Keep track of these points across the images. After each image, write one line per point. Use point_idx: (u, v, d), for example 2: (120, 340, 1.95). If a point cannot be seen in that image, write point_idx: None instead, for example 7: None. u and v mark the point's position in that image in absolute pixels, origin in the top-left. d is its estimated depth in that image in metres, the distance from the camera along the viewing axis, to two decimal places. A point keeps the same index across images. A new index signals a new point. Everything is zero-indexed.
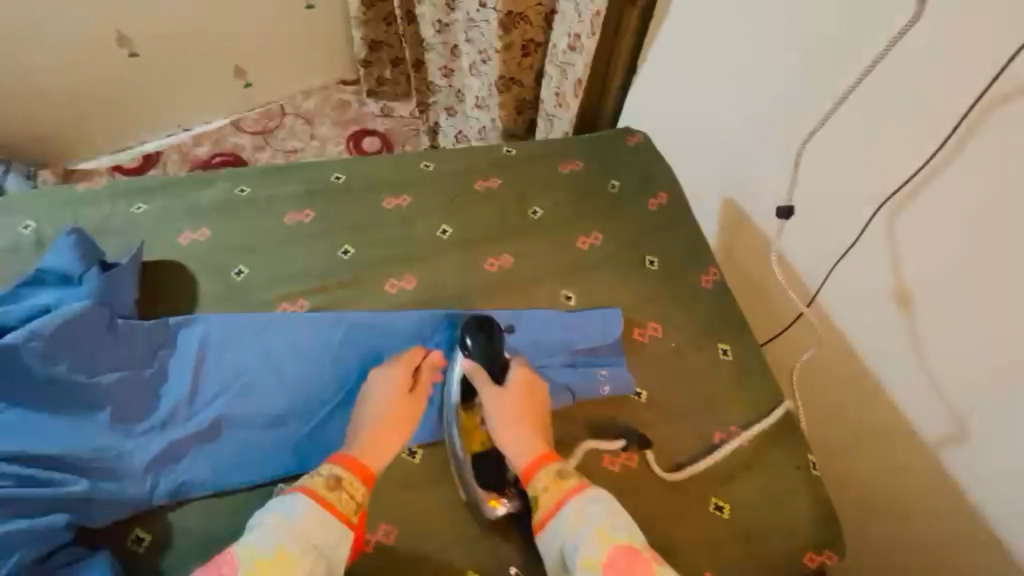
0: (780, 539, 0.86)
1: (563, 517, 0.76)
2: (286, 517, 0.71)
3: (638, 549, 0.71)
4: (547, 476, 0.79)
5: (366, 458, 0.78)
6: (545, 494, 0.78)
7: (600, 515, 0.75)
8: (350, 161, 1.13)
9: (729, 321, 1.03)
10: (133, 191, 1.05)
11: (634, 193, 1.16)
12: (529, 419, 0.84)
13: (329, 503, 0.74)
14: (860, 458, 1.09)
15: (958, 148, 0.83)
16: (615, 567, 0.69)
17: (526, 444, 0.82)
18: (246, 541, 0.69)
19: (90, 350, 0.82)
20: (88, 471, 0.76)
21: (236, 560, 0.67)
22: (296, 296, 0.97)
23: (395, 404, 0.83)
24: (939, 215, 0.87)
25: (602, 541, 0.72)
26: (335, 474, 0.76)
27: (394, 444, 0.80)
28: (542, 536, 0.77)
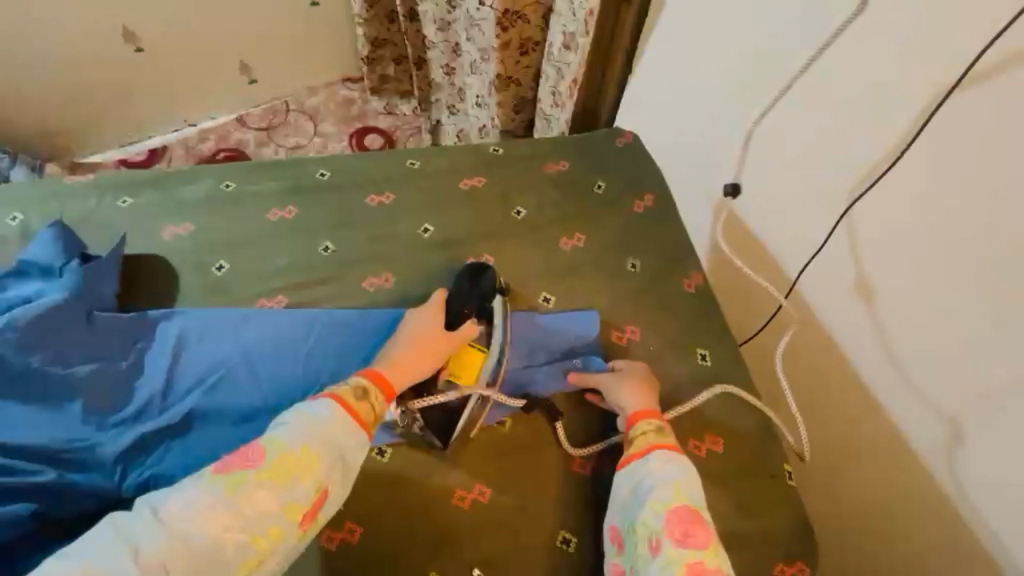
0: (759, 546, 0.84)
1: (646, 461, 0.79)
2: (313, 417, 0.72)
3: (705, 517, 0.73)
4: (651, 425, 0.83)
5: (389, 375, 0.82)
6: (641, 437, 0.82)
7: (680, 474, 0.76)
8: (334, 159, 1.13)
9: (712, 327, 1.02)
10: (120, 185, 1.06)
11: (620, 194, 1.14)
12: (652, 396, 0.87)
13: (352, 409, 0.75)
14: (857, 471, 1.06)
15: (927, 155, 0.83)
16: (676, 520, 0.72)
17: (638, 401, 0.86)
18: (272, 435, 0.70)
19: (68, 341, 0.82)
20: (59, 462, 0.75)
21: (260, 455, 0.67)
22: (275, 292, 0.98)
23: (427, 343, 0.86)
24: (899, 223, 0.89)
25: (675, 494, 0.74)
26: (362, 386, 0.78)
27: (416, 371, 0.84)
28: (624, 470, 0.81)
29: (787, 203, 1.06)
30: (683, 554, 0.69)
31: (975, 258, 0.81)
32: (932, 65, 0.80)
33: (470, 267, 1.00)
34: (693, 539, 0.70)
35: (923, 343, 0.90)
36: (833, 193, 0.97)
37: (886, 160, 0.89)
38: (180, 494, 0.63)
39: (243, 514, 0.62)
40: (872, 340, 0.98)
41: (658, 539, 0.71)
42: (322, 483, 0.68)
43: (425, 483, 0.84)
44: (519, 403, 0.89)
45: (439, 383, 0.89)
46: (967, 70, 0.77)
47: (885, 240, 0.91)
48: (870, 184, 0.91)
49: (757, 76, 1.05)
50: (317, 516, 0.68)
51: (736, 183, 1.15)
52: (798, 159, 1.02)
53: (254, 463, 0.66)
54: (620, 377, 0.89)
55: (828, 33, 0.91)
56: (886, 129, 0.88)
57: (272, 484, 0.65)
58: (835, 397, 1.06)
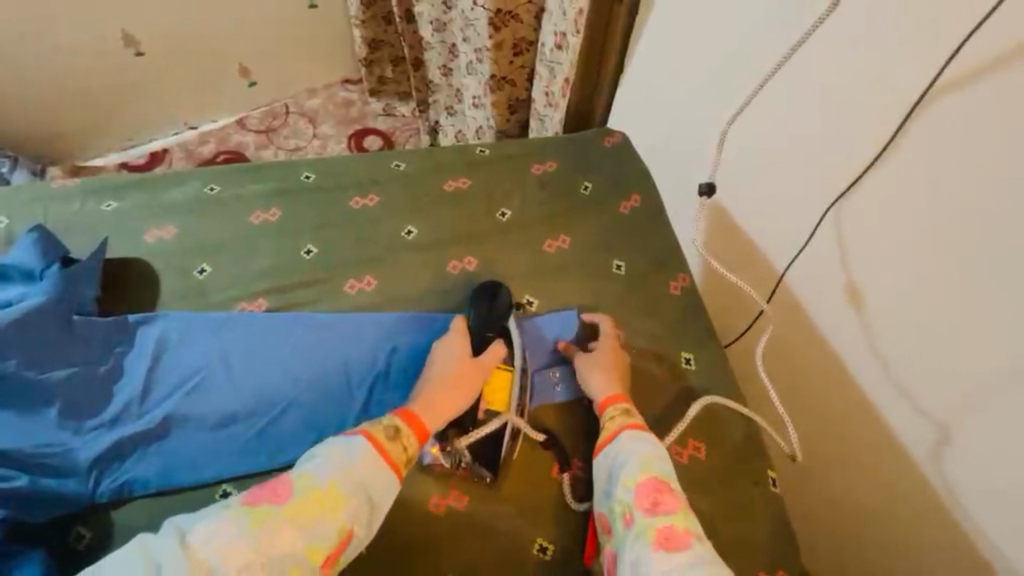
0: (741, 552, 0.82)
1: (614, 441, 0.79)
2: (344, 455, 0.70)
3: (672, 484, 0.73)
4: (619, 410, 0.82)
5: (420, 413, 0.79)
6: (610, 422, 0.81)
7: (645, 448, 0.76)
8: (320, 161, 1.13)
9: (699, 329, 1.00)
10: (106, 188, 1.06)
11: (608, 194, 1.13)
12: (621, 375, 0.88)
13: (383, 448, 0.73)
14: (850, 477, 1.03)
15: (916, 151, 0.81)
16: (644, 491, 0.72)
17: (608, 386, 0.86)
18: (302, 470, 0.69)
19: (44, 346, 0.82)
20: (30, 467, 0.76)
21: (289, 489, 0.67)
22: (255, 295, 0.97)
23: (460, 375, 0.84)
24: (881, 219, 0.87)
25: (642, 467, 0.74)
26: (393, 425, 0.75)
27: (451, 406, 0.82)
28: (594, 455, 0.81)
29: (779, 203, 1.03)
30: (652, 523, 0.69)
31: (954, 260, 0.80)
32: (924, 62, 0.78)
33: (484, 286, 0.97)
34: (661, 506, 0.70)
35: (914, 344, 0.87)
36: (825, 191, 0.95)
37: (874, 159, 0.87)
38: (208, 519, 0.63)
39: (267, 552, 0.61)
40: (866, 342, 0.95)
41: (630, 512, 0.71)
42: (345, 525, 0.66)
43: (403, 488, 0.83)
44: (541, 437, 0.87)
45: (479, 415, 0.87)
46: (938, 76, 0.76)
47: (865, 237, 0.90)
48: (852, 184, 0.90)
49: (745, 76, 1.03)
50: (337, 558, 0.66)
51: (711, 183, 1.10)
52: (791, 159, 0.99)
53: (283, 497, 0.66)
54: (595, 359, 0.89)
55: (818, 29, 0.88)
56: (878, 128, 0.85)
57: (299, 520, 0.64)
58: (828, 399, 1.04)
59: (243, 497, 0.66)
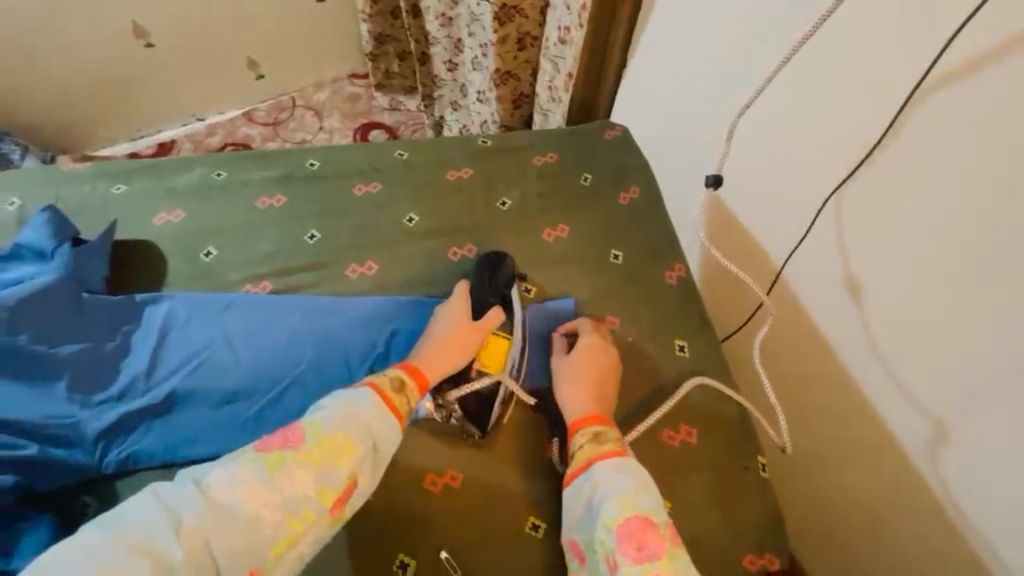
0: (732, 533, 0.84)
1: (590, 472, 0.76)
2: (353, 405, 0.72)
3: (658, 522, 0.69)
4: (587, 435, 0.80)
5: (423, 367, 0.82)
6: (580, 451, 0.79)
7: (625, 483, 0.73)
8: (324, 149, 1.15)
9: (696, 319, 1.01)
10: (115, 173, 1.09)
11: (608, 186, 1.14)
12: (600, 380, 0.87)
13: (391, 402, 0.75)
14: (842, 467, 1.05)
15: (909, 145, 0.82)
16: (628, 533, 0.68)
17: (580, 406, 0.84)
18: (312, 418, 0.70)
19: (55, 323, 0.85)
20: (39, 437, 0.78)
21: (301, 436, 0.68)
22: (260, 277, 1.00)
23: (458, 337, 0.87)
24: (875, 210, 0.89)
25: (623, 506, 0.71)
26: (399, 378, 0.78)
27: (448, 364, 0.84)
28: (569, 486, 0.78)
29: (778, 195, 1.05)
30: (638, 570, 0.65)
31: (948, 250, 0.81)
32: (923, 57, 0.78)
33: (487, 257, 1.00)
34: (647, 550, 0.66)
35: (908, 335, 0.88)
36: (820, 186, 0.97)
37: (867, 155, 0.89)
38: (224, 464, 0.65)
39: (281, 492, 0.63)
40: (860, 332, 0.96)
41: (614, 557, 0.68)
42: (355, 471, 0.68)
43: (399, 465, 0.85)
44: (531, 400, 0.89)
45: (471, 373, 0.90)
46: (936, 70, 0.77)
47: (858, 228, 0.92)
48: (846, 177, 0.92)
49: (748, 70, 1.04)
50: (345, 503, 0.68)
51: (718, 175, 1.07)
52: (788, 156, 1.01)
53: (296, 443, 0.67)
54: (569, 370, 0.88)
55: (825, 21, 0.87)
56: (875, 122, 0.86)
57: (310, 466, 0.66)
58: (823, 389, 1.05)
59: (256, 443, 0.68)
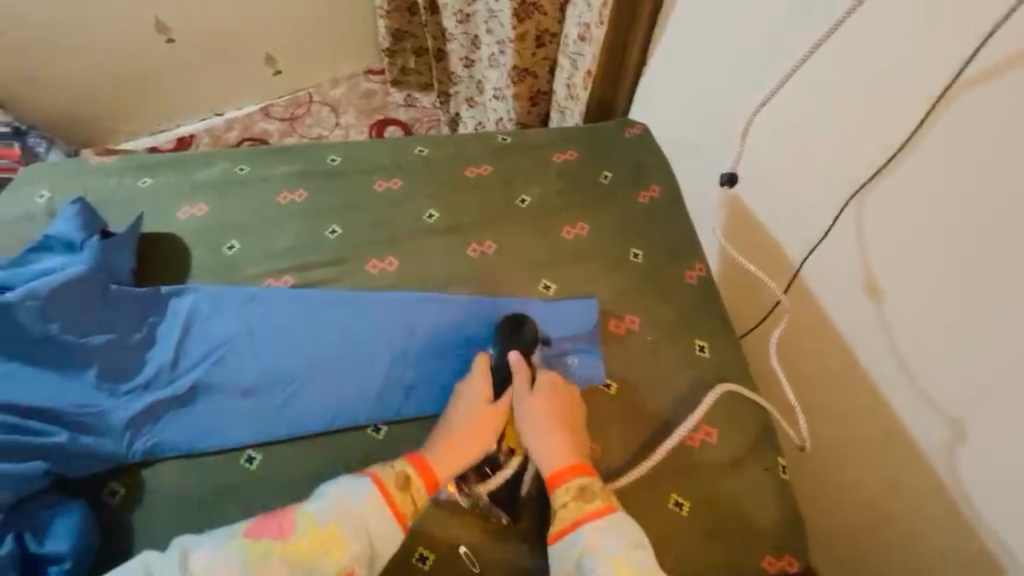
0: (750, 536, 0.83)
1: (580, 536, 0.73)
2: (350, 497, 0.72)
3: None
4: (570, 491, 0.76)
5: (433, 463, 0.78)
6: (564, 510, 0.76)
7: (618, 546, 0.71)
8: (345, 145, 1.16)
9: (716, 318, 1.00)
10: (141, 167, 1.10)
11: (627, 184, 1.14)
12: (563, 419, 0.82)
13: (393, 499, 0.74)
14: (858, 473, 1.04)
15: (935, 144, 0.81)
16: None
17: (554, 456, 0.79)
18: (307, 506, 0.72)
19: (83, 313, 0.86)
20: (70, 425, 0.80)
21: (294, 525, 0.70)
22: (283, 272, 1.00)
23: (478, 427, 0.81)
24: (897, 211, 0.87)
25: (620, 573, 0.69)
26: (405, 473, 0.76)
27: (466, 458, 0.79)
28: (556, 551, 0.74)
29: (798, 196, 1.03)
30: None
31: (971, 246, 0.79)
32: (951, 55, 0.76)
33: (508, 321, 0.90)
34: None
35: (928, 338, 0.87)
36: (840, 187, 0.96)
37: (887, 156, 0.87)
38: (214, 545, 0.67)
39: None
40: (880, 337, 0.95)
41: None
42: (347, 565, 0.69)
43: None
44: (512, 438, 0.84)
45: (500, 457, 0.84)
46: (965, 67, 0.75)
47: (880, 229, 0.91)
48: (867, 178, 0.91)
49: (764, 67, 1.03)
50: None
51: (733, 172, 1.14)
52: (809, 156, 1.00)
53: (287, 533, 0.69)
54: (527, 416, 0.82)
55: (847, 18, 0.87)
56: (898, 123, 0.85)
57: (299, 559, 0.68)
58: (842, 392, 1.03)
59: (250, 524, 0.70)
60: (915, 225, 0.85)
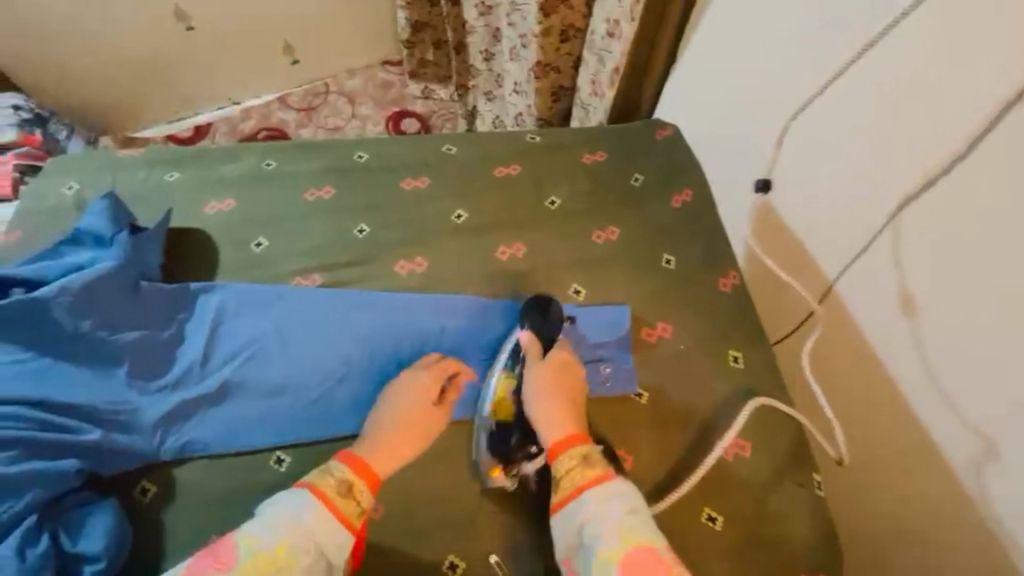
0: (783, 554, 0.82)
1: (583, 502, 0.74)
2: (295, 516, 0.69)
3: (660, 550, 0.68)
4: (574, 458, 0.78)
5: (371, 463, 0.77)
6: (566, 477, 0.77)
7: (621, 511, 0.72)
8: (373, 142, 1.14)
9: (747, 327, 0.99)
10: (168, 159, 1.10)
11: (658, 187, 1.12)
12: (567, 390, 0.85)
13: (336, 508, 0.72)
14: (884, 485, 1.02)
15: (986, 158, 0.77)
16: (631, 567, 0.66)
17: (559, 423, 0.81)
18: (249, 531, 0.67)
19: (113, 308, 0.86)
20: (102, 422, 0.80)
21: (234, 554, 0.65)
22: (310, 270, 1.00)
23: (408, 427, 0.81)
24: (941, 228, 0.84)
25: (623, 538, 0.69)
26: (347, 480, 0.74)
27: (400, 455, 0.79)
28: (560, 521, 0.75)
29: (832, 203, 1.01)
30: None
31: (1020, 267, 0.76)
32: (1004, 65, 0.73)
33: (535, 301, 0.94)
34: None
35: (967, 358, 0.83)
36: (877, 196, 0.93)
37: (930, 169, 0.84)
38: None
39: None
40: (914, 352, 0.92)
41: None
42: None
43: (452, 468, 0.85)
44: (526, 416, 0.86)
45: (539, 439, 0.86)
46: None
47: (921, 244, 0.87)
48: (909, 197, 0.88)
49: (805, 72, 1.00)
50: None
51: (767, 180, 1.12)
52: (847, 164, 0.97)
53: (229, 563, 0.64)
54: (533, 385, 0.85)
55: (899, 22, 0.84)
56: (947, 135, 0.81)
57: None
58: (872, 406, 1.01)
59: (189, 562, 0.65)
60: (961, 241, 0.82)
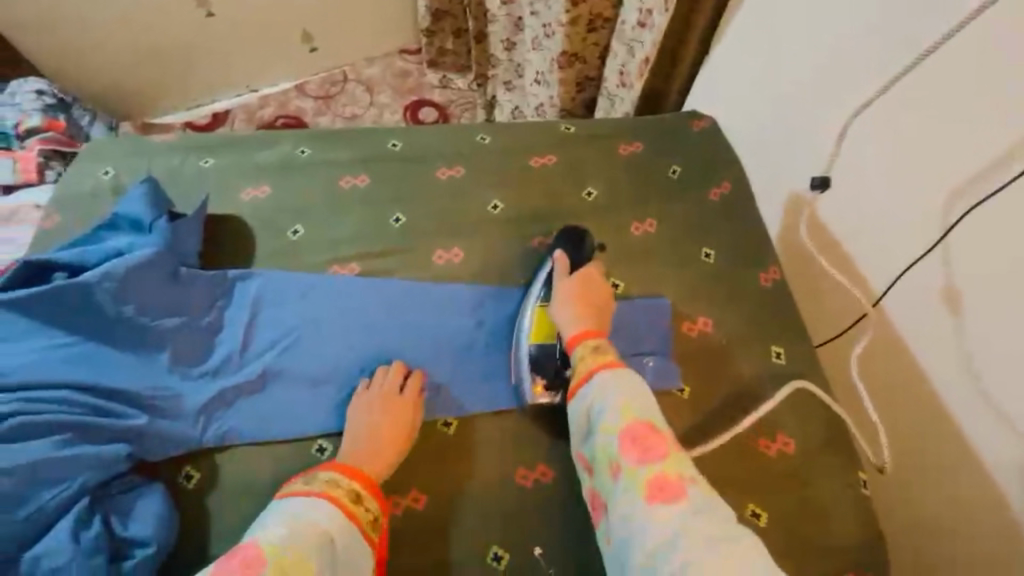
0: (827, 552, 0.82)
1: (593, 384, 0.80)
2: (309, 518, 0.69)
3: (658, 426, 0.75)
4: (587, 349, 0.84)
5: (364, 468, 0.78)
6: (582, 363, 0.83)
7: (625, 390, 0.78)
8: (406, 131, 1.13)
9: (784, 322, 0.97)
10: (201, 146, 1.09)
11: (695, 180, 1.10)
12: (592, 302, 0.90)
13: (350, 517, 0.72)
14: (912, 485, 0.99)
15: None
16: (631, 438, 0.74)
17: (582, 328, 0.87)
18: (269, 536, 0.66)
19: (156, 294, 0.86)
20: (145, 408, 0.80)
21: (259, 559, 0.64)
22: (348, 260, 0.99)
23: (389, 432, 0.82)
24: (998, 229, 0.81)
25: (624, 413, 0.76)
26: (354, 489, 0.75)
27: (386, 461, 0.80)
28: (573, 400, 0.82)
29: (875, 199, 0.98)
30: (643, 473, 0.71)
31: None
32: None
33: (569, 231, 0.99)
34: (650, 452, 0.72)
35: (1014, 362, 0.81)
36: (921, 194, 0.91)
37: (987, 166, 0.82)
38: None
39: None
40: (953, 351, 0.90)
41: (619, 463, 0.73)
42: None
43: (493, 459, 0.85)
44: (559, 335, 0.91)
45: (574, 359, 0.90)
46: None
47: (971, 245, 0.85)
48: (978, 202, 0.83)
49: (856, 68, 0.98)
50: None
51: (825, 177, 1.06)
52: (891, 160, 0.95)
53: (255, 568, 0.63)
54: (561, 295, 0.90)
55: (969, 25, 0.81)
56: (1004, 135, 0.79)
57: None
58: (904, 406, 0.99)
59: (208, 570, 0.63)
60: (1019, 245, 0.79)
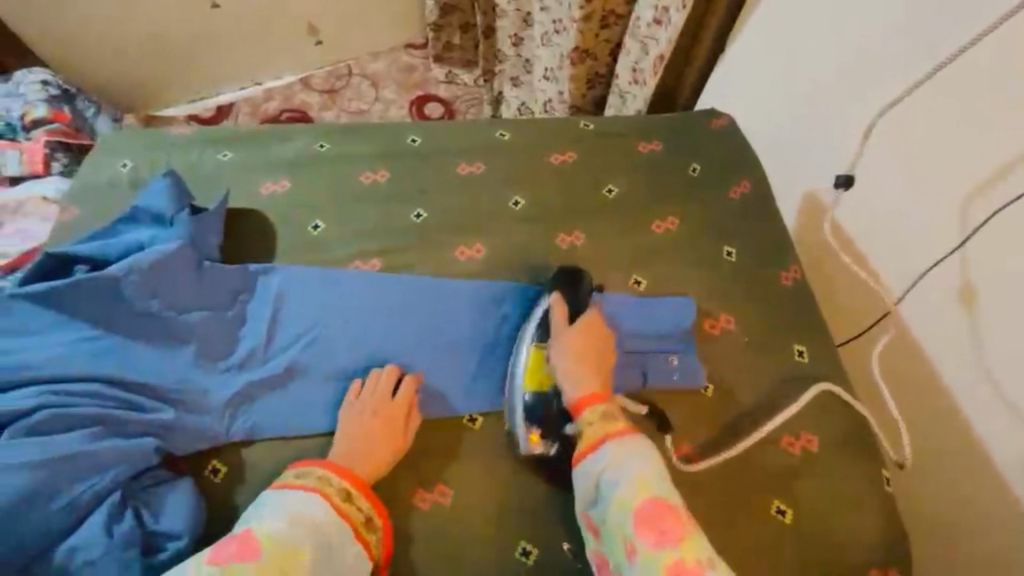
0: (849, 548, 0.83)
1: (602, 455, 0.76)
2: (304, 510, 0.71)
3: (673, 505, 0.70)
4: (594, 412, 0.80)
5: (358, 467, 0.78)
6: (589, 429, 0.79)
7: (638, 465, 0.74)
8: (424, 126, 1.13)
9: (802, 321, 0.98)
10: (217, 139, 1.08)
11: (715, 178, 1.10)
12: (594, 354, 0.85)
13: (342, 515, 0.73)
14: (917, 484, 1.01)
15: None
16: (645, 518, 0.69)
17: (587, 385, 0.83)
18: (266, 526, 0.68)
19: (180, 288, 0.85)
20: (171, 402, 0.80)
21: (255, 548, 0.66)
22: (370, 255, 0.99)
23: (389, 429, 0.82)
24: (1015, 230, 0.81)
25: (637, 489, 0.71)
26: (345, 487, 0.76)
27: (383, 458, 0.80)
28: (580, 467, 0.78)
29: (891, 199, 0.99)
30: (659, 557, 0.65)
31: None
32: None
33: (565, 273, 0.93)
34: (666, 535, 0.67)
35: None
36: (937, 195, 0.91)
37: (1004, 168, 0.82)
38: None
39: None
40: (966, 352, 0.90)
41: (631, 541, 0.69)
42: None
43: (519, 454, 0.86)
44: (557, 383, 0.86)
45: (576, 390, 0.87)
46: None
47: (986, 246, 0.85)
48: (999, 205, 0.83)
49: (875, 68, 0.98)
50: None
51: (849, 176, 1.06)
52: (908, 161, 0.95)
53: (250, 556, 0.65)
54: (563, 346, 0.85)
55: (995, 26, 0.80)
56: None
57: None
58: (914, 405, 1.00)
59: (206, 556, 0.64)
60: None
